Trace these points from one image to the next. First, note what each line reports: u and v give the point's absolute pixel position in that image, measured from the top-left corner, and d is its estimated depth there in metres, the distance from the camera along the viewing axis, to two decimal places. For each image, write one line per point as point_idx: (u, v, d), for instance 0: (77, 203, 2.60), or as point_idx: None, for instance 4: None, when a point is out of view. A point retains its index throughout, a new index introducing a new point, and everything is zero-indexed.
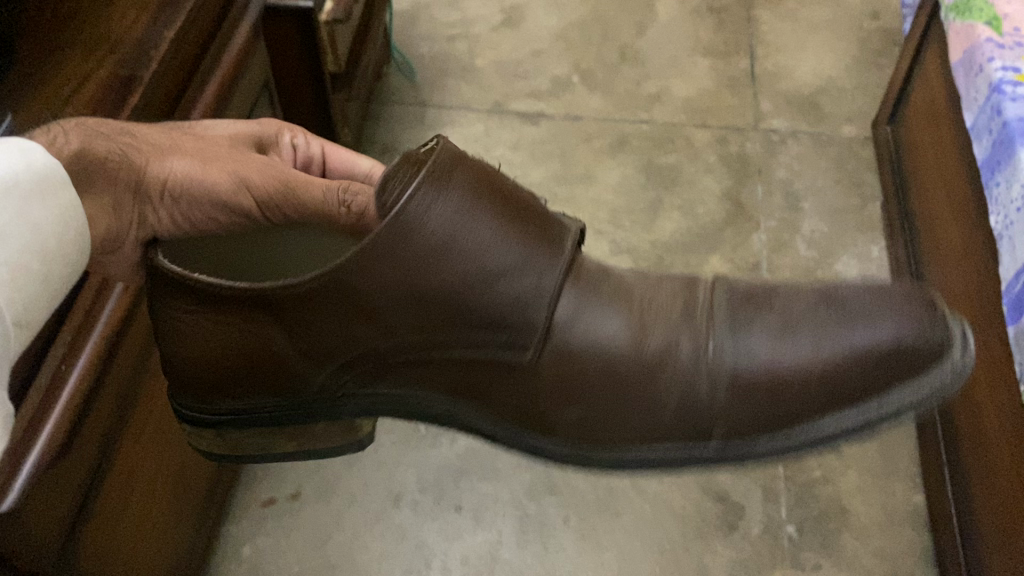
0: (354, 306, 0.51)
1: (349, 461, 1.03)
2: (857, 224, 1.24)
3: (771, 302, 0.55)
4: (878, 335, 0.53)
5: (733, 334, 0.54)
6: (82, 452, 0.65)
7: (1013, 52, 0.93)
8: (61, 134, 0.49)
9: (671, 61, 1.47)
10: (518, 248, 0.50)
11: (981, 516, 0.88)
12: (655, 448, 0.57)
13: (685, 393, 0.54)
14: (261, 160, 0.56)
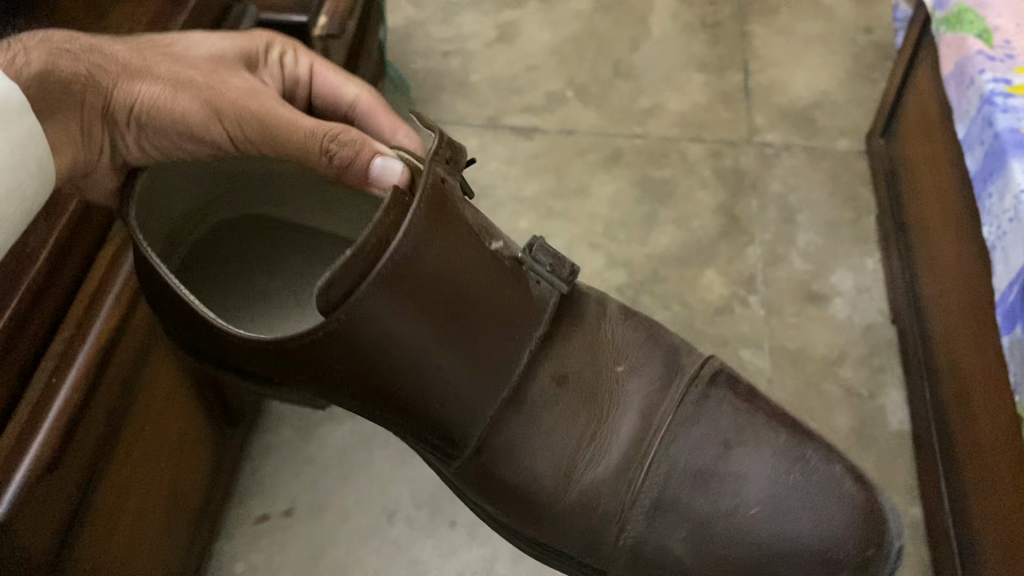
0: (342, 345, 0.60)
1: (343, 475, 1.02)
2: (851, 237, 1.25)
3: (727, 470, 0.67)
4: (808, 534, 0.67)
5: (685, 488, 0.67)
6: (76, 463, 0.65)
7: (1003, 64, 0.94)
8: (25, 54, 0.59)
9: (665, 76, 1.47)
10: (500, 339, 0.64)
11: (979, 528, 0.87)
12: (557, 542, 0.70)
13: (596, 534, 0.67)
14: (237, 86, 0.67)
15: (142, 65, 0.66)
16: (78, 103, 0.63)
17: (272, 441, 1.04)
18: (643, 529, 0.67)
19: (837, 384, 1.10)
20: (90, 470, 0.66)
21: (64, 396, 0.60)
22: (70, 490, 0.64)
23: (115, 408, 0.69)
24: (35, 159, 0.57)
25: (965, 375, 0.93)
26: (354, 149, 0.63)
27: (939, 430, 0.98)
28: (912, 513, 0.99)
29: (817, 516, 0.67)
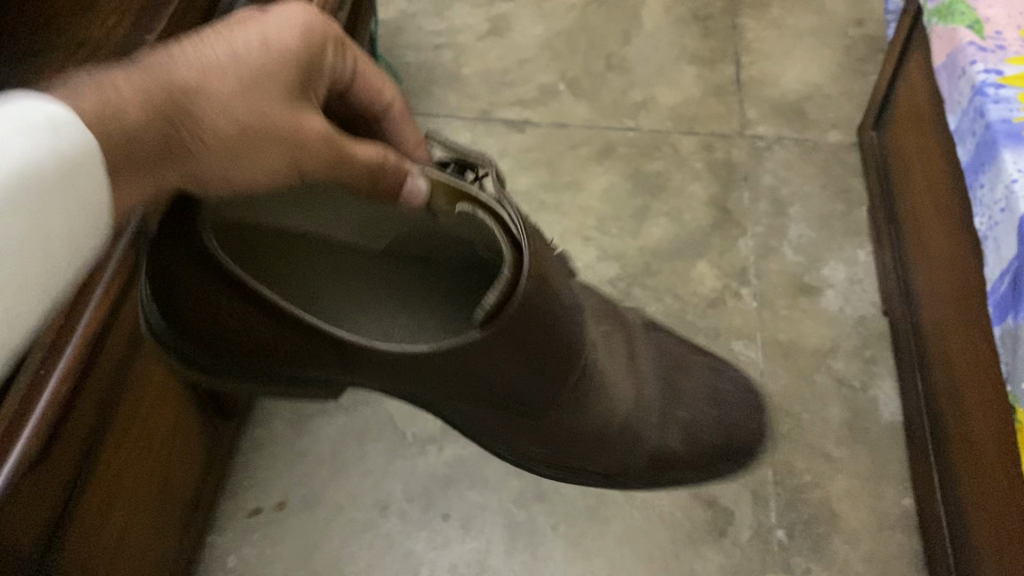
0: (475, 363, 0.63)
1: (336, 469, 1.01)
2: (843, 230, 1.25)
3: (686, 369, 0.85)
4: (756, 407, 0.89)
5: (673, 396, 0.83)
6: (66, 451, 0.64)
7: (995, 55, 0.94)
8: (89, 130, 0.43)
9: (657, 69, 1.47)
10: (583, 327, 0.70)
11: (971, 519, 0.87)
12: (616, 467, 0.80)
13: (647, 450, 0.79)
14: (303, 119, 0.54)
15: (204, 100, 0.49)
16: (163, 162, 0.48)
17: (266, 434, 1.04)
18: (665, 434, 0.80)
19: (829, 376, 1.10)
20: (81, 458, 0.66)
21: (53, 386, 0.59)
22: (62, 480, 0.64)
23: (105, 398, 0.68)
24: (90, 228, 0.45)
25: (956, 365, 0.94)
26: (399, 174, 0.59)
27: (932, 420, 0.98)
28: (904, 504, 1.00)
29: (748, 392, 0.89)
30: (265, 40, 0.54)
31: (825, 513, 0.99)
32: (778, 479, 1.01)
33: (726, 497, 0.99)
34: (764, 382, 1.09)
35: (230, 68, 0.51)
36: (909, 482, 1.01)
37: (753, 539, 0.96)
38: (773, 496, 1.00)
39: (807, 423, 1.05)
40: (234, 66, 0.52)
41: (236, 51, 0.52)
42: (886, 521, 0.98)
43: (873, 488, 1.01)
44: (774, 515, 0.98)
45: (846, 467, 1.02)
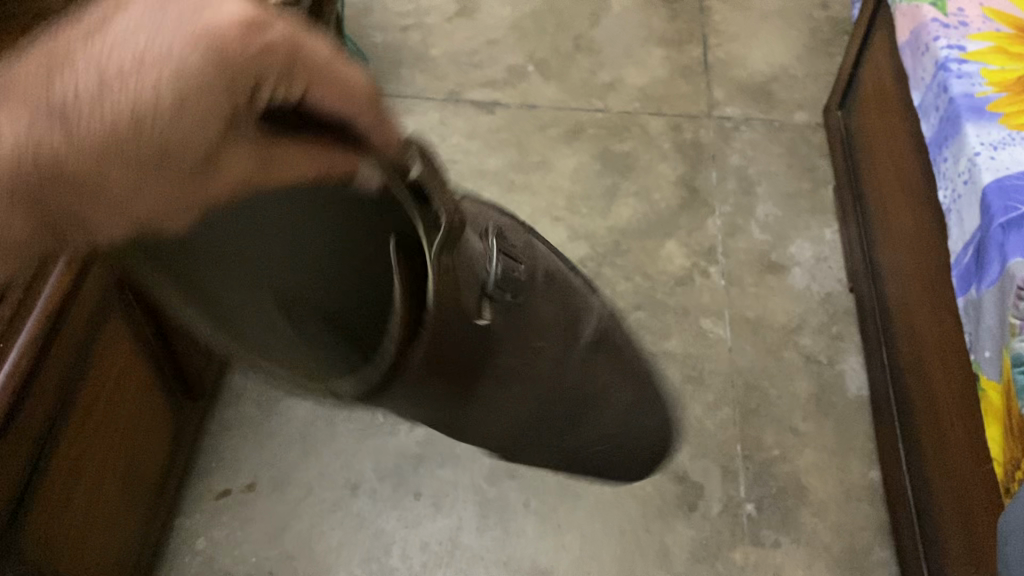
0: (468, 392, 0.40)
1: (306, 449, 1.00)
2: (809, 208, 1.26)
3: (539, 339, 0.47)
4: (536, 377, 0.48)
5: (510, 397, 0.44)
6: (37, 401, 0.62)
7: (957, 31, 0.95)
8: None
9: (625, 51, 1.47)
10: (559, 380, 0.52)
11: (935, 488, 0.89)
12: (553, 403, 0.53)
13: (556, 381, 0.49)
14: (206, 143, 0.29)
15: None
16: None
17: (234, 415, 1.03)
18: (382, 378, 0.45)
19: (797, 351, 1.11)
20: (51, 417, 0.64)
21: (25, 338, 0.56)
22: (32, 436, 0.62)
23: (70, 366, 0.66)
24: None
25: (921, 337, 0.95)
26: None
27: (897, 393, 1.00)
28: (870, 476, 1.01)
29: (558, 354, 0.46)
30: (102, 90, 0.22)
31: (794, 486, 1.00)
32: (748, 453, 1.02)
33: (695, 471, 1.00)
34: (733, 358, 1.10)
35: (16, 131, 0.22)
36: (875, 454, 1.03)
37: (723, 513, 0.97)
38: (742, 470, 1.01)
39: (775, 398, 1.07)
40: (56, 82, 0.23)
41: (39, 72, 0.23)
42: (853, 492, 1.00)
43: (840, 460, 1.02)
44: (744, 488, 0.99)
45: (813, 440, 1.03)
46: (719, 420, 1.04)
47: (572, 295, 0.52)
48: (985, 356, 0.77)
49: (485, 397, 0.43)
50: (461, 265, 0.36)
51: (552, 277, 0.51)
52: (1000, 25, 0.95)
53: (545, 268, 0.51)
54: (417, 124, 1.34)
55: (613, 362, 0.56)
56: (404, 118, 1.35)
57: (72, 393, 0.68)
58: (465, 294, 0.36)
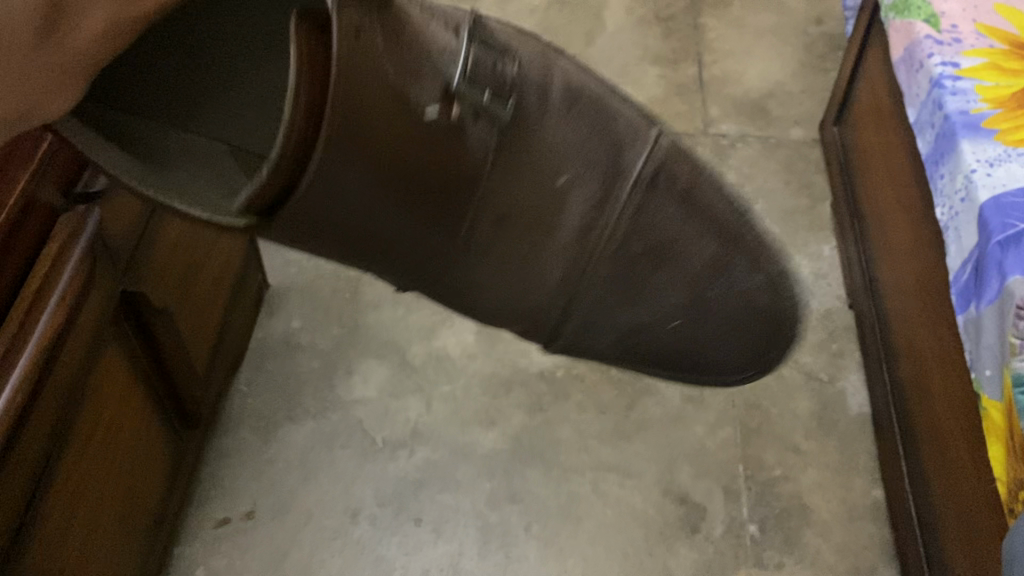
0: (412, 191, 0.40)
1: (305, 474, 1.00)
2: (807, 225, 1.26)
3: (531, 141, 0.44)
4: (562, 193, 0.46)
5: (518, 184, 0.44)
6: (34, 431, 0.61)
7: (951, 48, 0.95)
8: None
9: (620, 70, 1.47)
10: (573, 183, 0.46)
11: (939, 507, 0.88)
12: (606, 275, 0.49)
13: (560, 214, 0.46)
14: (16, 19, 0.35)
15: None
16: None
17: (233, 441, 1.02)
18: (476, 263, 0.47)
19: (797, 369, 1.10)
20: (49, 448, 0.64)
21: (23, 368, 0.55)
22: (30, 468, 0.61)
23: (68, 393, 0.66)
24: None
25: (921, 354, 0.95)
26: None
27: (898, 411, 0.99)
28: (874, 494, 1.00)
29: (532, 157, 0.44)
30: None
31: (796, 506, 0.99)
32: (749, 474, 1.01)
33: (697, 493, 0.99)
34: None
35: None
36: (878, 473, 1.02)
37: (726, 534, 0.97)
38: (744, 491, 1.00)
39: (777, 417, 1.06)
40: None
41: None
42: (857, 512, 0.99)
43: (843, 479, 1.01)
44: (747, 509, 0.99)
45: (815, 459, 1.03)
46: (720, 440, 1.04)
47: (608, 137, 0.47)
48: (986, 375, 0.76)
49: (470, 241, 0.45)
50: (375, 71, 0.37)
51: (524, 112, 0.43)
52: (993, 41, 0.95)
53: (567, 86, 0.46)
54: None
55: (679, 210, 0.49)
56: None
57: (70, 421, 0.67)
58: (399, 79, 0.38)
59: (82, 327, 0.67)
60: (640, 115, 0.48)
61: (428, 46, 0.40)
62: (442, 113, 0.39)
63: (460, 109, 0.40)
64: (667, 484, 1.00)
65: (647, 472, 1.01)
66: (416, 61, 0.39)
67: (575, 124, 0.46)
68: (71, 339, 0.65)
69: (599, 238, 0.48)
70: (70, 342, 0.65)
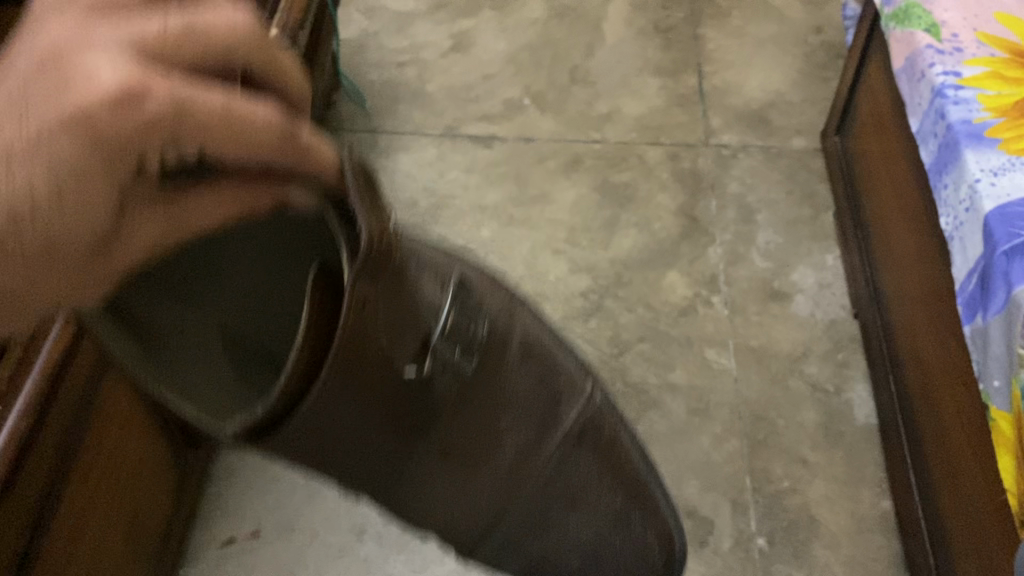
0: (387, 431, 0.45)
1: (310, 493, 1.00)
2: (810, 235, 1.26)
3: (494, 396, 0.47)
4: (515, 437, 0.50)
5: (466, 437, 0.48)
6: (37, 458, 0.61)
7: (953, 57, 0.95)
8: None
9: (621, 81, 1.47)
10: (524, 431, 0.50)
11: (948, 518, 0.87)
12: (513, 502, 0.54)
13: (518, 447, 0.50)
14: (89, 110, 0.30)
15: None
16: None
17: (237, 460, 1.02)
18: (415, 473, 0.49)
19: (803, 380, 1.10)
20: (52, 478, 0.64)
21: (21, 404, 0.58)
22: (32, 497, 0.61)
23: (71, 419, 0.65)
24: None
25: (927, 365, 0.94)
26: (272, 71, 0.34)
27: (905, 421, 0.98)
28: (882, 505, 1.00)
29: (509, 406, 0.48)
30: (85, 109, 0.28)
31: (804, 518, 0.99)
32: (757, 486, 1.01)
33: (705, 506, 0.99)
34: (738, 389, 1.09)
35: (40, 135, 0.28)
36: (886, 483, 1.01)
37: (734, 547, 0.96)
38: (751, 503, 0.99)
39: (783, 429, 1.05)
40: (60, 72, 0.29)
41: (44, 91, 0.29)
42: (865, 524, 0.98)
43: (851, 490, 1.01)
44: (755, 522, 0.98)
45: (823, 470, 1.02)
46: (726, 453, 1.03)
47: (558, 397, 0.51)
48: (995, 386, 0.76)
49: (425, 462, 0.49)
50: (382, 314, 0.38)
51: (526, 351, 0.48)
52: (995, 50, 0.95)
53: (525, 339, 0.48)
54: (415, 159, 1.34)
55: (599, 455, 0.55)
56: (402, 155, 1.35)
57: (74, 447, 0.67)
58: (388, 339, 0.39)
59: (86, 352, 0.66)
60: (578, 368, 0.53)
61: (423, 304, 0.40)
62: (419, 370, 0.42)
63: (432, 365, 0.42)
64: (675, 497, 1.00)
65: None
66: (407, 315, 0.39)
67: (530, 377, 0.49)
68: (74, 364, 0.64)
69: (530, 468, 0.52)
70: (73, 367, 0.64)
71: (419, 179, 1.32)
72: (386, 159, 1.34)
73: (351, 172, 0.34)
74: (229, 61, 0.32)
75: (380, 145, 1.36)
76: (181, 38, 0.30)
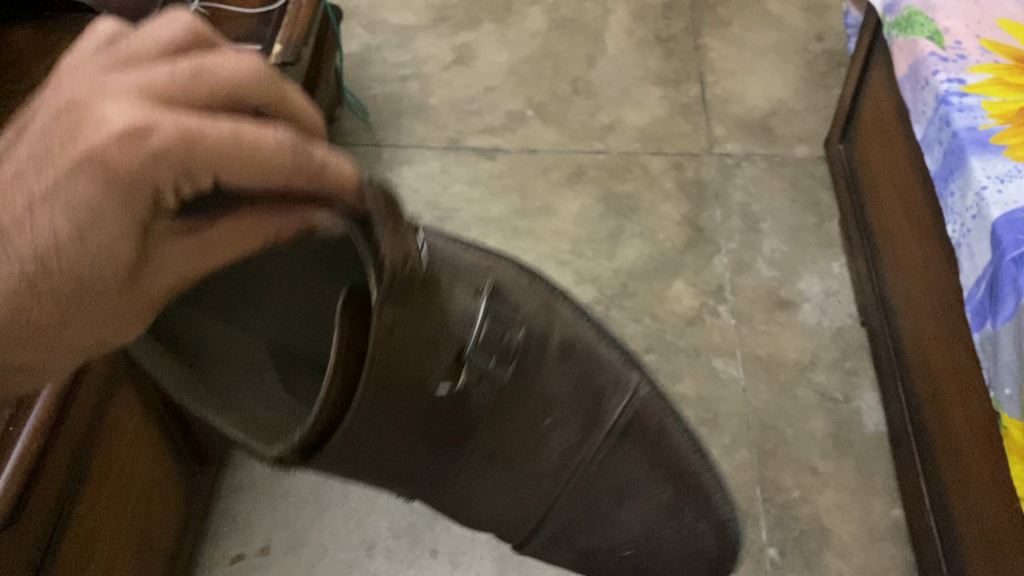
0: (424, 428, 0.38)
1: (319, 510, 0.99)
2: (815, 243, 1.26)
3: (541, 388, 0.41)
4: (568, 440, 0.43)
5: (515, 435, 0.42)
6: (46, 489, 0.61)
7: (956, 64, 0.95)
8: None
9: (623, 92, 1.48)
10: (573, 438, 0.44)
11: (961, 526, 0.87)
12: (569, 512, 0.47)
13: (570, 446, 0.44)
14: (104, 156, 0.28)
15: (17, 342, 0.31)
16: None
17: (246, 477, 1.02)
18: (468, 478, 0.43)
19: (811, 389, 1.10)
20: (59, 498, 0.63)
21: (33, 422, 0.56)
22: (41, 528, 0.61)
23: (79, 447, 0.65)
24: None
25: (936, 372, 0.94)
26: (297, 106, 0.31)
27: (915, 429, 0.98)
28: (894, 514, 0.99)
29: (564, 386, 0.42)
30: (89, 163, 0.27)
31: (815, 527, 0.98)
32: (767, 496, 1.00)
33: None
34: (746, 398, 1.09)
35: (55, 183, 0.27)
36: (897, 492, 1.01)
37: (745, 558, 0.96)
38: (762, 514, 0.99)
39: (792, 438, 1.05)
40: (71, 119, 0.27)
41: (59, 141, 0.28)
42: (877, 533, 0.98)
43: (862, 499, 1.01)
44: (766, 533, 0.98)
45: (833, 479, 1.02)
46: (736, 463, 1.03)
47: (604, 392, 0.44)
48: (1006, 393, 0.76)
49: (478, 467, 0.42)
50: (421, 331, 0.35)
51: (571, 348, 0.42)
52: (998, 56, 0.95)
53: (568, 336, 0.42)
54: (419, 173, 1.34)
55: (654, 456, 0.47)
56: (406, 168, 1.35)
57: (82, 474, 0.66)
58: (422, 365, 0.36)
59: (92, 379, 0.66)
60: (621, 355, 0.45)
61: (448, 318, 0.36)
62: (455, 387, 0.37)
63: (467, 377, 0.37)
64: None
65: None
66: (440, 329, 0.35)
67: (572, 374, 0.42)
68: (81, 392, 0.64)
69: (577, 471, 0.45)
70: (80, 395, 0.64)
71: (423, 192, 1.32)
72: (390, 172, 1.34)
73: (366, 191, 0.30)
74: (236, 98, 0.29)
75: (383, 159, 1.36)
76: (187, 77, 0.28)
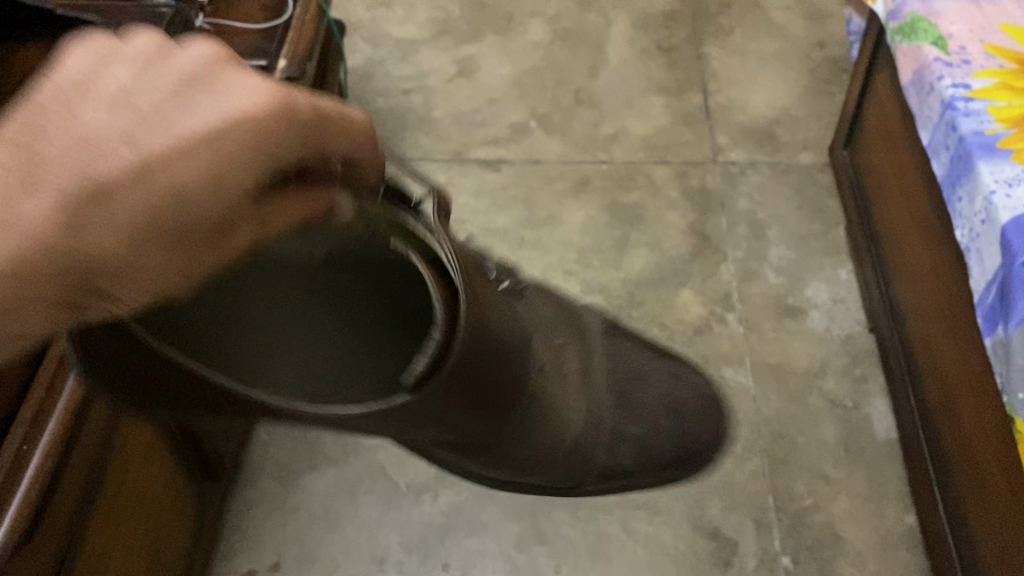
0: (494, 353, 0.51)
1: (329, 524, 0.99)
2: (822, 249, 1.26)
3: (540, 308, 0.67)
4: (573, 358, 0.67)
5: (546, 370, 0.62)
6: (59, 515, 0.60)
7: (961, 69, 0.95)
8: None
9: (626, 102, 1.48)
10: (565, 340, 0.67)
11: (977, 533, 0.86)
12: (597, 415, 0.68)
13: (579, 374, 0.67)
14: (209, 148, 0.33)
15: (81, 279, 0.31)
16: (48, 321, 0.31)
17: (256, 492, 1.01)
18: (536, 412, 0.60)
19: (821, 396, 1.09)
20: (78, 504, 0.64)
21: (51, 430, 0.57)
22: (53, 553, 0.60)
23: (93, 472, 0.65)
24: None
25: (947, 377, 0.94)
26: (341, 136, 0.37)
27: (926, 434, 0.98)
28: (907, 521, 0.99)
29: (555, 315, 0.68)
30: (237, 132, 0.32)
31: (828, 535, 0.98)
32: (779, 504, 1.00)
33: (728, 526, 0.98)
34: (756, 407, 1.08)
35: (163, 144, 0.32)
36: (910, 498, 1.00)
37: (759, 567, 0.95)
38: (775, 522, 0.99)
39: (804, 445, 1.05)
40: (170, 76, 0.33)
41: (160, 102, 0.32)
42: (890, 540, 0.97)
43: (875, 506, 1.00)
44: (779, 541, 0.97)
45: (845, 487, 1.02)
46: (749, 472, 1.03)
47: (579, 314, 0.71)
48: (1019, 398, 0.75)
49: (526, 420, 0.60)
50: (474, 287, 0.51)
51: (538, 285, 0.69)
52: (1003, 60, 0.95)
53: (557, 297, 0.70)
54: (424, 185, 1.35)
55: (635, 344, 0.76)
56: None
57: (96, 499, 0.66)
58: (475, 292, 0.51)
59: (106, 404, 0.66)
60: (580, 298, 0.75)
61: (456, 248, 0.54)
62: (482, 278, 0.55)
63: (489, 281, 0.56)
64: (697, 518, 0.99)
65: (676, 506, 1.00)
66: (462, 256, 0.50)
67: (551, 304, 0.68)
68: (94, 417, 0.64)
69: (594, 381, 0.69)
70: (94, 420, 0.64)
71: None
72: None
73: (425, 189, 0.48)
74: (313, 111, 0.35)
75: None
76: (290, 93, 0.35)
